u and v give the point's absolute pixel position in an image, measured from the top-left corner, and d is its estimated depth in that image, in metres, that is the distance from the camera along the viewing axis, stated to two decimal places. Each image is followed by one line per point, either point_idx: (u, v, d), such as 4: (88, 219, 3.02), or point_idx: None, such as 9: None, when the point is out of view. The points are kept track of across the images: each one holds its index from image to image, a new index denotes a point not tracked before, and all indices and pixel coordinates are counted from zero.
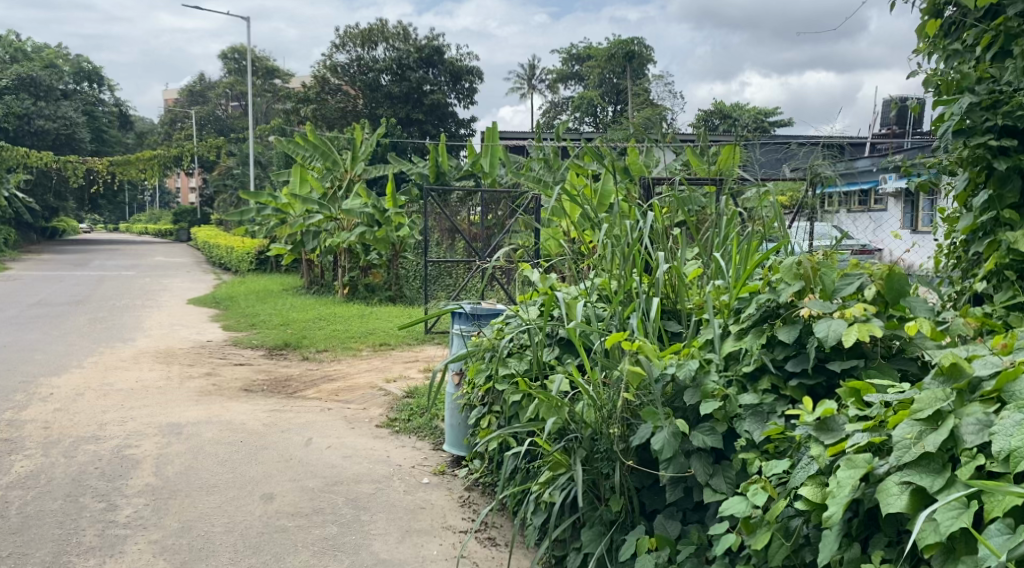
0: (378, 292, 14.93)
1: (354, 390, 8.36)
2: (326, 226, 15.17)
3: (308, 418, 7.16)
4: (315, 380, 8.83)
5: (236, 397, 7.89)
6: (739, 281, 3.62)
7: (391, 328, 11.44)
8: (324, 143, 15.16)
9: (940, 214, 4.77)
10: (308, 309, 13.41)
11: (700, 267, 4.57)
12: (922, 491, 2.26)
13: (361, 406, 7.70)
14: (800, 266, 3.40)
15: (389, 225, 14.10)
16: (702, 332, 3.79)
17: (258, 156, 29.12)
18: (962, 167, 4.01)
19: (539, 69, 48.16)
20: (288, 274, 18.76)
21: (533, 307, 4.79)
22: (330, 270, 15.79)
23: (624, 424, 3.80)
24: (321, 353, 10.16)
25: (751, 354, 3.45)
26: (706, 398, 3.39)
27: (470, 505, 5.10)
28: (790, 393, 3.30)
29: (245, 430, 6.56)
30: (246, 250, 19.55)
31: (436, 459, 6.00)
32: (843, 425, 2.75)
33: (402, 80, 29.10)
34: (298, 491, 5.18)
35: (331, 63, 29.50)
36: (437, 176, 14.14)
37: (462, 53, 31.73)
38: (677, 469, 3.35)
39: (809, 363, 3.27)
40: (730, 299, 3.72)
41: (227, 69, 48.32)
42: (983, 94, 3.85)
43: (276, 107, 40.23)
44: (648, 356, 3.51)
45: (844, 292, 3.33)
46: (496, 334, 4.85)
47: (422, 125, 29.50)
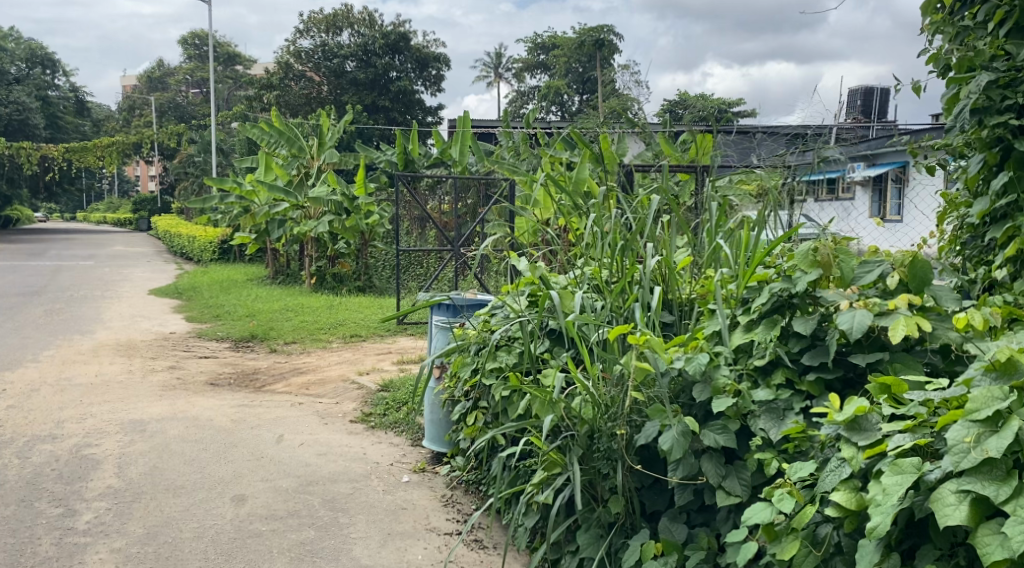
0: (346, 283, 14.58)
1: (325, 384, 8.08)
2: (292, 214, 14.81)
3: (278, 414, 6.88)
4: (284, 374, 8.53)
5: (202, 392, 7.56)
6: (749, 269, 3.39)
7: (362, 320, 11.15)
8: (289, 129, 14.78)
9: (944, 200, 4.59)
10: (274, 299, 13.06)
11: (692, 256, 4.34)
12: (984, 501, 2.07)
13: (334, 401, 7.43)
14: (816, 253, 3.18)
15: (358, 213, 13.79)
16: (707, 323, 3.56)
17: (219, 144, 28.53)
18: (976, 147, 3.82)
19: (506, 59, 47.91)
20: (252, 264, 18.34)
21: (522, 298, 4.55)
22: (297, 260, 15.44)
23: (628, 423, 3.56)
24: (290, 345, 9.84)
25: (764, 347, 3.23)
26: (717, 394, 3.16)
27: (454, 504, 4.87)
28: (807, 388, 3.09)
29: (213, 427, 6.25)
30: (208, 239, 19.08)
31: (415, 456, 5.76)
32: (877, 425, 2.54)
33: (368, 66, 28.80)
34: (272, 491, 4.90)
35: (295, 49, 28.93)
36: (406, 163, 13.86)
37: (429, 40, 31.29)
38: (686, 471, 3.11)
39: (828, 357, 3.05)
40: (738, 289, 3.49)
41: (187, 55, 47.45)
42: (1000, 70, 3.70)
43: (238, 94, 39.57)
44: (654, 349, 3.27)
45: (864, 282, 3.13)
46: (483, 326, 4.61)
47: (389, 112, 29.01)
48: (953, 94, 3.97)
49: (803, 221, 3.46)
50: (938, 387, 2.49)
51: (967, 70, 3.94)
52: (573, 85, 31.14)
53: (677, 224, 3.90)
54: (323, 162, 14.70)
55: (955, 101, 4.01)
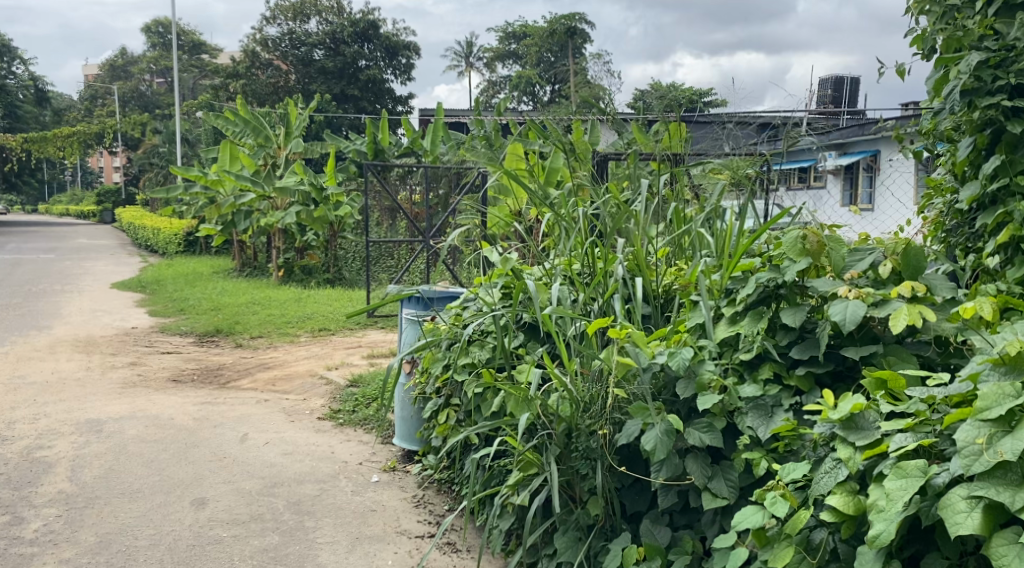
0: (315, 275, 14.30)
1: (292, 379, 7.86)
2: (259, 205, 14.52)
3: (244, 411, 6.65)
4: (250, 369, 8.30)
5: (163, 389, 7.31)
6: (733, 257, 3.23)
7: (331, 313, 10.93)
8: (255, 118, 14.48)
9: (928, 187, 4.46)
10: (240, 292, 12.77)
11: (668, 246, 4.20)
12: (998, 508, 1.92)
13: (301, 398, 7.21)
14: (804, 241, 3.02)
15: (327, 204, 13.62)
16: (690, 316, 3.39)
17: (184, 134, 28.03)
18: (966, 130, 3.68)
19: (477, 48, 47.65)
20: (218, 256, 18.00)
21: (496, 290, 4.36)
22: (265, 252, 15.16)
23: (609, 421, 3.38)
24: (256, 340, 9.60)
25: (750, 340, 3.07)
26: (702, 390, 2.99)
27: (425, 505, 4.68)
28: (796, 382, 2.93)
29: (174, 426, 6.02)
30: (173, 231, 18.70)
31: (385, 454, 5.57)
32: (874, 423, 2.38)
33: (336, 55, 28.52)
34: (234, 494, 4.69)
35: (261, 37, 28.45)
36: (376, 153, 13.64)
37: (398, 29, 30.97)
38: (670, 473, 2.93)
39: (819, 350, 2.90)
40: (722, 279, 3.31)
41: (151, 43, 46.69)
42: (990, 50, 3.56)
43: (203, 84, 38.96)
44: (636, 343, 3.09)
45: (857, 270, 2.97)
46: (455, 320, 4.42)
47: (358, 101, 28.67)
48: (942, 75, 3.83)
49: (790, 207, 3.30)
50: (939, 381, 2.34)
51: (955, 50, 3.80)
52: (544, 73, 30.98)
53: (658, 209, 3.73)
54: (290, 152, 14.43)
55: (944, 83, 3.86)
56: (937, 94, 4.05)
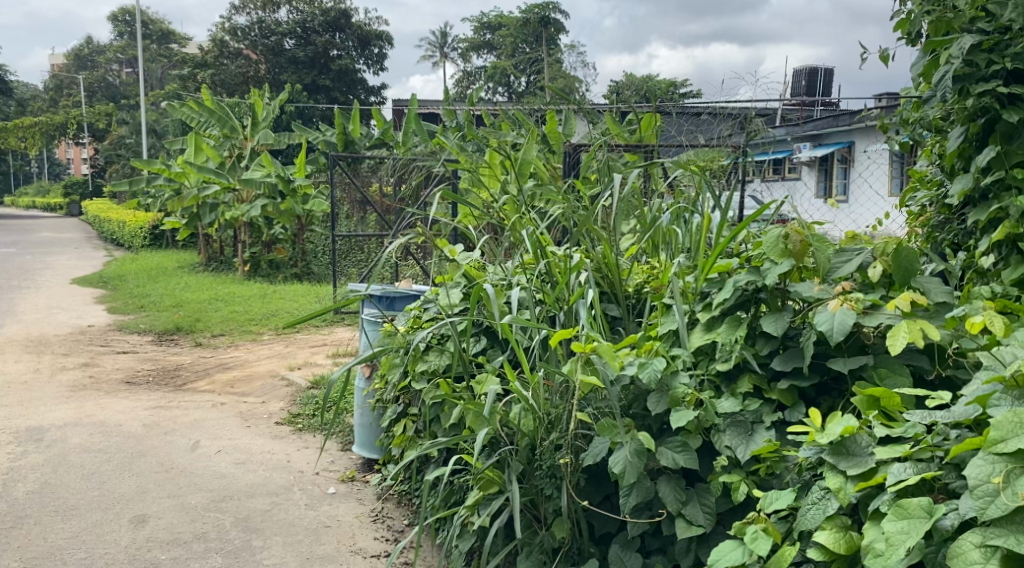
0: (282, 270, 13.96)
1: (252, 381, 7.54)
2: (224, 197, 14.12)
3: (197, 416, 6.33)
4: (208, 370, 7.97)
5: (114, 392, 6.97)
6: (708, 257, 2.95)
7: (296, 309, 10.61)
8: (220, 108, 14.07)
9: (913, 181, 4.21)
10: (204, 288, 12.41)
11: (635, 244, 3.95)
12: (1015, 557, 1.69)
13: (259, 401, 6.90)
14: (787, 240, 2.75)
15: (294, 196, 13.19)
16: (662, 321, 3.12)
17: (151, 124, 27.44)
18: (958, 119, 3.41)
19: (452, 38, 47.29)
20: (184, 250, 17.57)
21: (455, 292, 4.10)
22: (231, 246, 14.78)
23: (575, 437, 3.10)
24: (216, 338, 9.25)
25: (728, 349, 2.80)
26: (675, 406, 2.71)
27: (383, 519, 4.39)
28: (778, 396, 2.68)
29: (121, 433, 5.69)
30: (139, 225, 18.23)
31: (344, 462, 5.28)
32: (867, 449, 2.11)
33: (307, 44, 28.07)
34: (177, 510, 4.38)
35: (230, 25, 27.87)
36: (345, 144, 13.30)
37: (371, 18, 30.55)
38: (640, 497, 2.65)
39: (803, 362, 2.63)
40: (696, 282, 3.04)
41: (118, 31, 45.86)
42: (984, 32, 3.30)
43: (172, 74, 38.27)
44: (603, 355, 2.81)
45: (844, 273, 2.70)
46: (412, 325, 4.15)
47: (330, 92, 28.25)
48: (933, 59, 3.56)
49: (770, 202, 3.03)
50: (940, 402, 2.09)
51: (944, 34, 3.54)
52: (519, 64, 30.68)
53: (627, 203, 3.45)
54: (257, 143, 14.06)
55: (935, 68, 3.59)
56: (926, 81, 3.79)
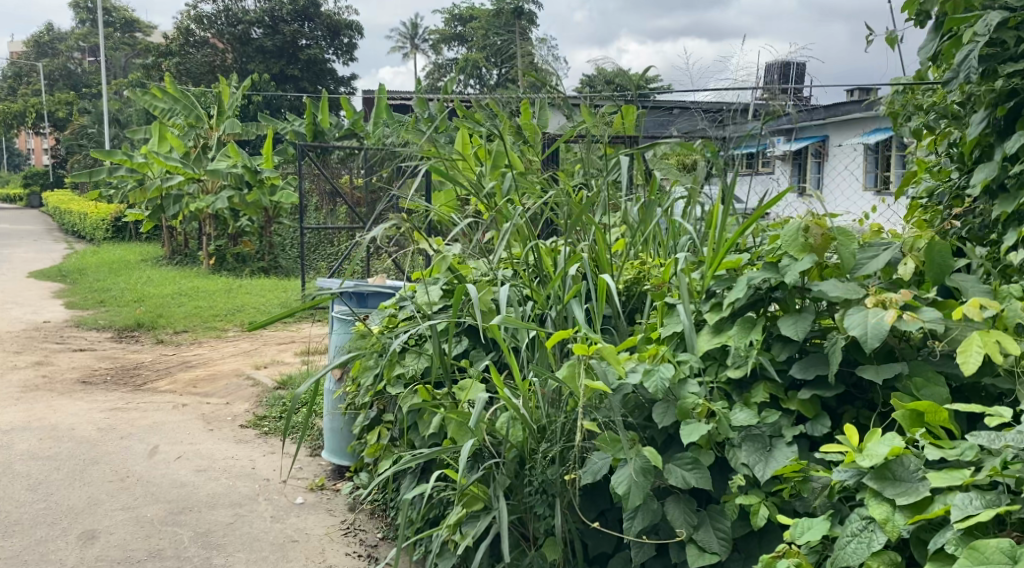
0: (249, 263, 13.56)
1: (216, 380, 7.18)
2: (188, 188, 13.68)
3: (156, 418, 5.97)
4: (170, 369, 7.60)
5: (68, 392, 6.59)
6: (716, 252, 2.69)
7: (263, 304, 10.24)
8: (185, 96, 13.70)
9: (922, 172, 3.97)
10: (167, 282, 12.00)
11: (625, 237, 3.68)
12: None
13: (223, 402, 6.55)
14: (807, 233, 2.49)
15: (261, 187, 12.97)
16: (664, 322, 2.84)
17: (114, 114, 26.79)
18: (982, 103, 3.16)
19: (422, 30, 46.85)
20: (147, 243, 17.07)
21: (435, 289, 3.82)
22: (196, 239, 14.35)
23: (570, 449, 2.82)
24: (179, 335, 8.86)
25: (740, 354, 2.54)
26: (685, 418, 2.44)
27: (355, 533, 4.07)
28: (798, 407, 2.41)
29: (73, 438, 5.32)
30: (101, 216, 17.70)
31: (312, 470, 4.97)
32: (917, 473, 1.86)
33: (275, 33, 27.55)
34: (132, 524, 4.05)
35: (195, 13, 27.23)
36: (314, 134, 12.94)
37: (341, 8, 30.08)
38: (646, 520, 2.36)
39: (827, 370, 2.36)
40: (703, 280, 2.77)
41: (80, 19, 44.88)
42: (1012, 8, 3.05)
43: (136, 62, 37.48)
44: (604, 360, 2.52)
45: (873, 270, 2.44)
46: (387, 324, 3.87)
47: (298, 82, 27.77)
48: (955, 39, 3.28)
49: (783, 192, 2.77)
50: (999, 421, 1.86)
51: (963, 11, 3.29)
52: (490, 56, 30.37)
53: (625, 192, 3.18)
54: (223, 133, 13.64)
55: (958, 47, 3.31)
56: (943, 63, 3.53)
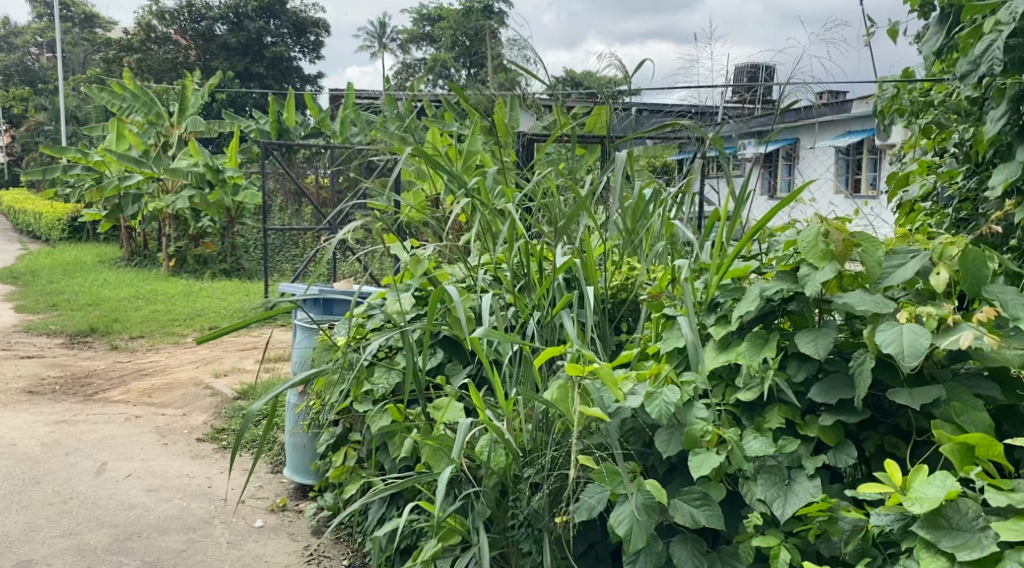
0: (211, 265, 13.14)
1: (172, 389, 6.82)
2: (147, 188, 13.25)
3: (107, 432, 5.62)
4: (124, 377, 7.22)
5: (13, 403, 6.21)
6: (725, 258, 2.41)
7: (224, 308, 9.87)
8: (143, 92, 13.15)
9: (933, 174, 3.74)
10: (124, 285, 11.57)
11: (615, 241, 3.41)
12: None
13: (180, 413, 6.20)
14: (827, 239, 2.23)
15: (224, 187, 12.59)
16: (665, 337, 2.56)
17: (72, 111, 26.16)
18: (1008, 97, 2.92)
19: (390, 30, 46.52)
20: (106, 244, 16.57)
21: (408, 297, 3.53)
22: (155, 240, 13.91)
23: (561, 479, 2.53)
24: (135, 341, 8.48)
25: (752, 375, 2.27)
26: (692, 447, 2.16)
27: (319, 561, 3.75)
28: (818, 434, 2.14)
29: (13, 455, 4.96)
30: (58, 216, 17.18)
31: (274, 489, 4.64)
32: (975, 523, 1.64)
33: (239, 30, 27.16)
34: (71, 554, 3.74)
35: (157, 8, 26.67)
36: (280, 133, 12.60)
37: (307, 5, 29.68)
38: (650, 564, 2.09)
39: (852, 394, 2.10)
40: (707, 291, 2.49)
41: (38, 14, 43.95)
42: None
43: (94, 58, 36.71)
44: (601, 381, 2.23)
45: (902, 279, 2.18)
46: (356, 334, 3.58)
47: (263, 80, 27.35)
48: (976, 28, 3.03)
49: (798, 192, 2.51)
50: None
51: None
52: None
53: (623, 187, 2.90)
54: (185, 131, 13.21)
55: (978, 36, 3.07)
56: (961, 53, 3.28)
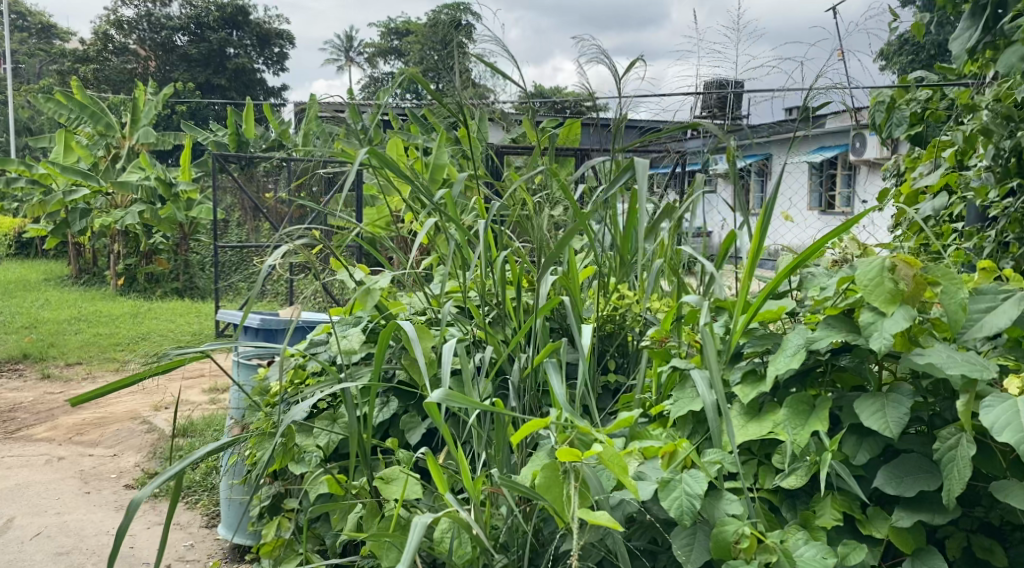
0: (162, 284, 12.45)
1: (105, 425, 6.17)
2: (95, 202, 12.55)
3: (22, 478, 4.98)
4: (53, 410, 6.56)
5: None
6: (757, 300, 1.87)
7: (173, 331, 9.21)
8: (92, 103, 12.31)
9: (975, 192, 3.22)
10: (66, 305, 10.86)
11: (602, 266, 2.85)
12: None
13: (110, 453, 5.57)
14: (894, 276, 1.69)
15: (176, 202, 11.88)
16: (676, 398, 2.00)
17: (24, 122, 25.30)
18: None
19: (358, 44, 45.96)
20: (55, 260, 15.79)
21: (357, 333, 2.95)
22: (103, 256, 13.20)
23: None
24: (71, 368, 7.82)
25: (797, 453, 1.73)
26: (724, 556, 1.62)
27: None
28: (888, 535, 1.62)
29: None
30: (3, 232, 16.37)
31: (206, 549, 4.04)
32: None
33: (201, 41, 26.51)
34: None
35: (115, 17, 25.92)
36: (237, 145, 11.97)
37: (272, 16, 29.07)
38: None
39: (937, 484, 1.57)
40: (733, 340, 1.93)
41: None
42: None
43: (51, 68, 35.79)
44: (607, 468, 1.66)
45: (993, 330, 1.65)
46: (295, 380, 3.00)
47: (226, 92, 26.65)
48: None
49: (854, 217, 1.97)
50: None
51: None
52: None
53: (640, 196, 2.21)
54: (137, 143, 12.51)
55: None
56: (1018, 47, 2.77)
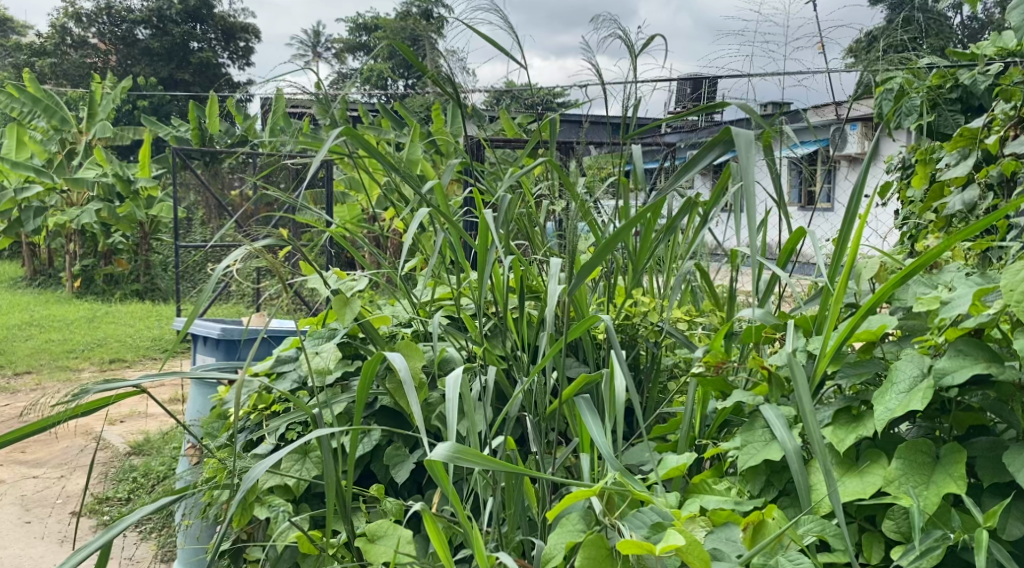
0: (122, 286, 11.89)
1: (54, 442, 5.66)
2: (51, 200, 11.93)
3: None
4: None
5: None
6: (856, 320, 1.47)
7: (131, 337, 8.67)
8: (47, 96, 11.69)
9: None
10: (17, 309, 10.25)
11: (621, 274, 2.43)
12: None
13: (57, 474, 5.07)
14: None
15: (135, 200, 11.30)
16: (742, 443, 1.58)
17: None
18: None
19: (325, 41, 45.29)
20: (9, 261, 15.10)
21: (332, 349, 2.49)
22: (60, 257, 12.57)
23: None
24: (19, 377, 7.27)
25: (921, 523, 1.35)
26: None
27: None
28: None
29: None
30: None
31: None
32: None
33: (164, 34, 25.72)
34: None
35: (74, 9, 25.13)
36: (201, 140, 11.41)
37: (238, 9, 28.34)
38: None
39: None
40: (821, 369, 1.51)
41: None
42: None
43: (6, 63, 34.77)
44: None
45: None
46: (260, 406, 2.55)
47: (190, 87, 25.92)
48: None
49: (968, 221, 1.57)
50: None
51: None
52: None
53: (750, 187, 1.67)
54: (94, 138, 11.90)
55: None
56: None
